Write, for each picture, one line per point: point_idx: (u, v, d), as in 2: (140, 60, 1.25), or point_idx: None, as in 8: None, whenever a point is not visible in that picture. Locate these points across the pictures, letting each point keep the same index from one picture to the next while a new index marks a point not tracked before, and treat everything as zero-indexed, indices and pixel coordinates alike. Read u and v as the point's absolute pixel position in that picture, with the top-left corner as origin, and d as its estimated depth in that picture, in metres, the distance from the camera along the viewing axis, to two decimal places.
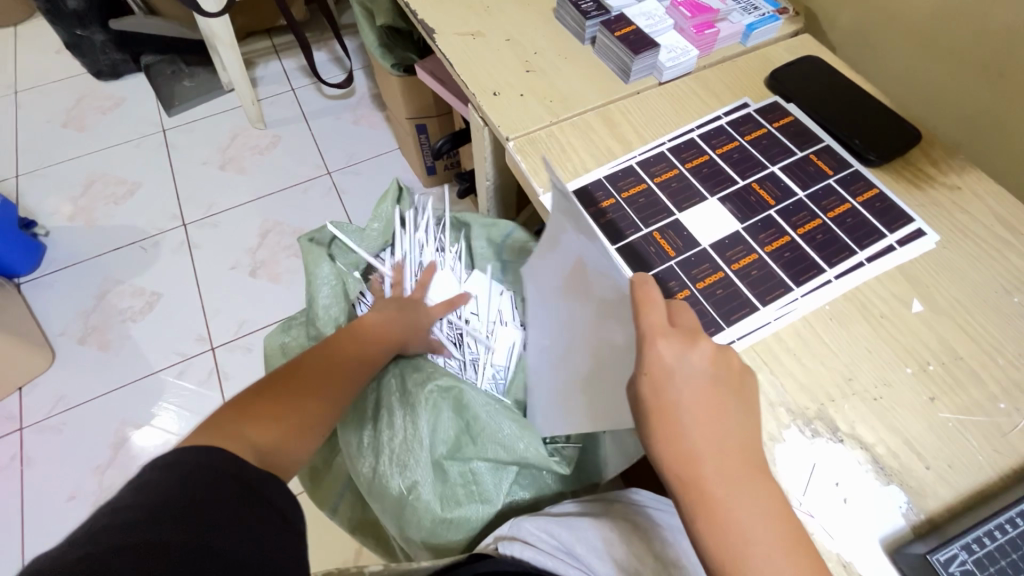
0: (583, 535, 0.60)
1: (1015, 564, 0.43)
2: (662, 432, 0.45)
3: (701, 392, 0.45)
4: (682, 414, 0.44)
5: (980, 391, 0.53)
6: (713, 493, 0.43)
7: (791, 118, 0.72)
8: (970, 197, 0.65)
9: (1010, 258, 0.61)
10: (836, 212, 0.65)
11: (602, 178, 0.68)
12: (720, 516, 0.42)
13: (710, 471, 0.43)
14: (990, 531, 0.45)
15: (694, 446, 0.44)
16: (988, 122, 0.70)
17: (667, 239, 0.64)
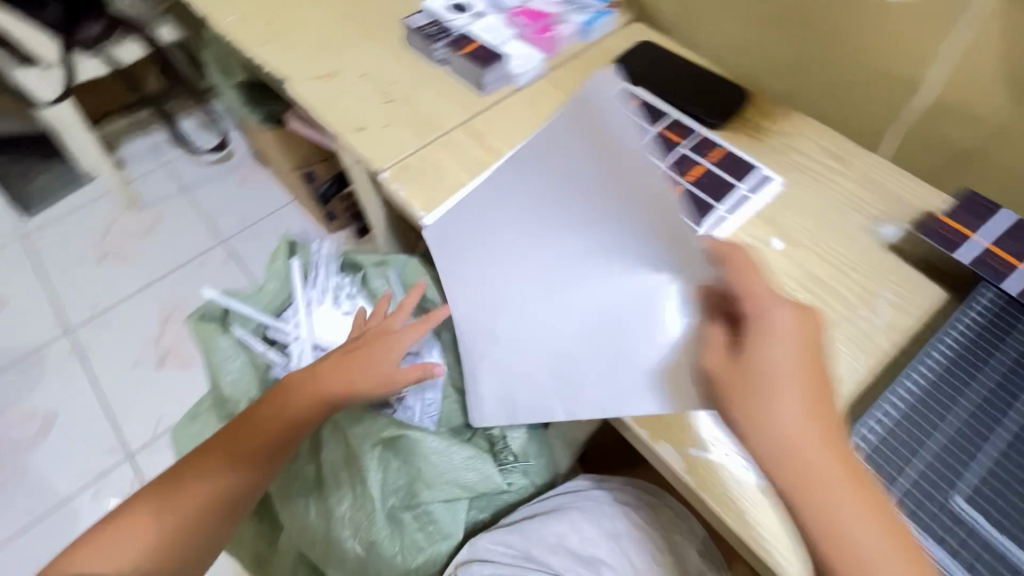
0: (537, 535, 0.61)
1: (900, 453, 0.49)
2: (751, 411, 0.42)
3: (802, 383, 0.42)
4: (786, 383, 0.42)
5: (841, 304, 0.60)
6: (825, 500, 0.39)
7: (637, 100, 0.77)
8: (799, 138, 0.73)
9: (841, 183, 0.69)
10: (693, 173, 0.70)
11: None
12: (818, 514, 0.39)
13: (817, 466, 0.40)
14: (869, 425, 0.51)
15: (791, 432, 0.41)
16: (800, 69, 0.79)
17: None
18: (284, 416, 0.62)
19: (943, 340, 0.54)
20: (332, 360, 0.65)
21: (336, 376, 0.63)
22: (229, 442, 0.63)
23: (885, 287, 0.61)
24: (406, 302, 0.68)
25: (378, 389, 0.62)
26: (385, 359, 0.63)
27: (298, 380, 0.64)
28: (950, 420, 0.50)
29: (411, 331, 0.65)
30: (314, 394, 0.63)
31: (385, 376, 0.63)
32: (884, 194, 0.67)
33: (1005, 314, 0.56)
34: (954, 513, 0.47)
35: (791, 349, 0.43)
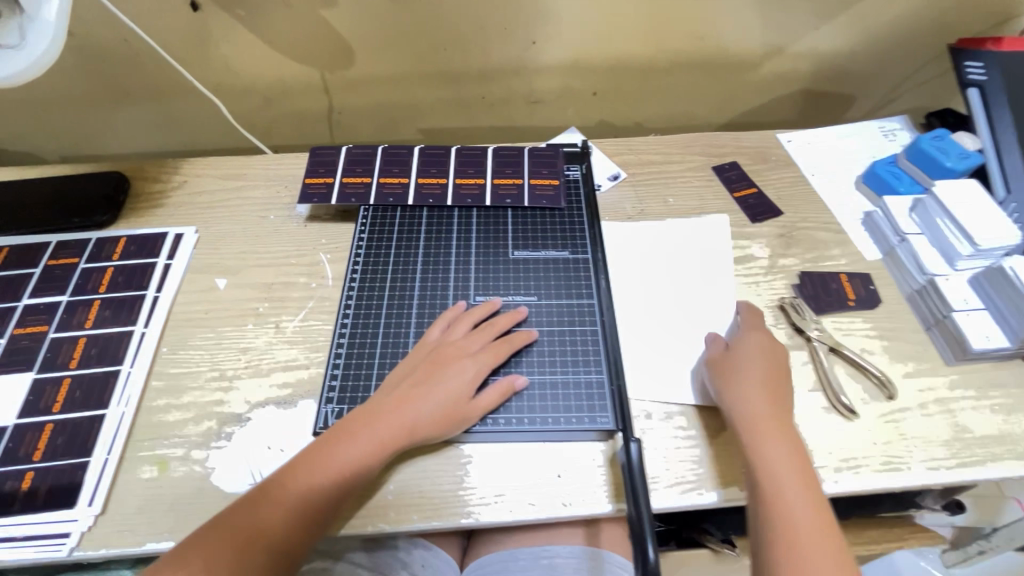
0: None
1: (360, 353, 0.58)
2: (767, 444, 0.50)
3: (760, 366, 0.54)
4: (768, 439, 0.50)
5: (296, 290, 0.66)
6: (770, 465, 0.49)
7: (6, 249, 0.68)
8: (195, 180, 0.77)
9: (247, 196, 0.75)
10: (105, 282, 0.65)
11: None
12: (770, 464, 0.49)
13: (768, 426, 0.51)
14: (337, 349, 0.58)
15: (750, 403, 0.52)
16: (170, 124, 0.87)
17: None
18: (325, 485, 0.47)
19: (353, 272, 0.63)
20: (424, 369, 0.53)
21: (419, 397, 0.51)
22: (266, 501, 0.46)
23: (320, 252, 0.69)
24: (502, 317, 0.58)
25: (450, 426, 0.51)
26: (464, 380, 0.53)
27: (348, 434, 0.50)
28: (382, 320, 0.60)
29: (497, 353, 0.55)
30: (384, 445, 0.49)
31: (459, 409, 0.51)
32: (282, 183, 0.76)
33: (377, 219, 0.67)
34: None
35: (760, 360, 0.55)
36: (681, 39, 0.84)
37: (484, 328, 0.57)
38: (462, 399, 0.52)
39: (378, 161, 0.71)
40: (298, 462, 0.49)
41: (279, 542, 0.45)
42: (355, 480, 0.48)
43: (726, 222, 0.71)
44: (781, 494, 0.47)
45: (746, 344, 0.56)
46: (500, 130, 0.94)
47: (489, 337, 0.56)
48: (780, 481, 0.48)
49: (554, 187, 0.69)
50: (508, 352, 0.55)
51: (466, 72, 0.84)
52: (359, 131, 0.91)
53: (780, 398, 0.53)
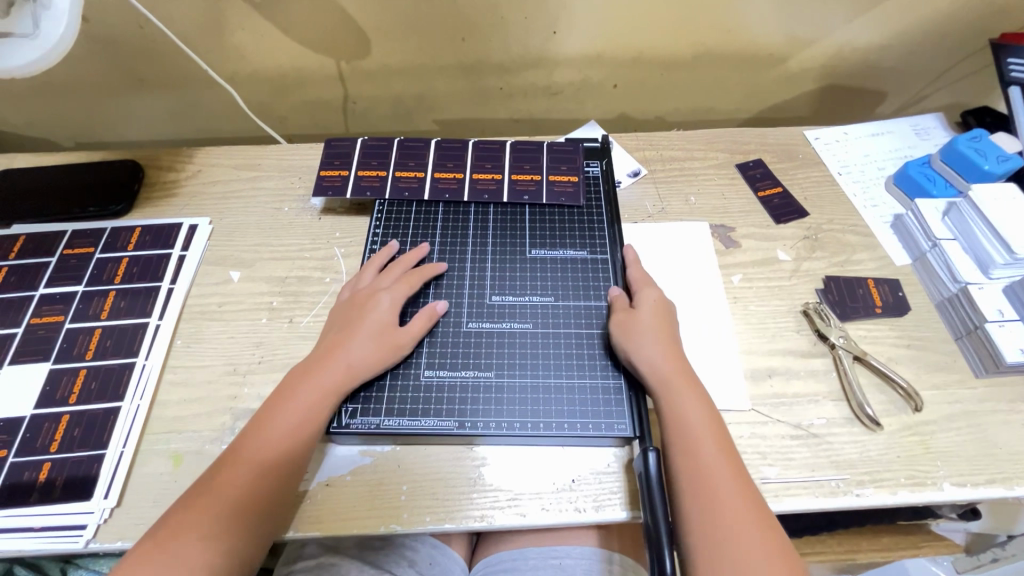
0: None
1: None
2: (681, 399, 0.49)
3: (659, 322, 0.53)
4: (679, 393, 0.49)
5: (311, 285, 0.65)
6: (686, 427, 0.47)
7: (23, 237, 0.67)
8: (209, 170, 0.76)
9: (262, 187, 0.74)
10: (119, 273, 0.64)
11: None
12: (683, 419, 0.48)
13: (678, 380, 0.50)
14: None
15: (658, 360, 0.51)
16: (185, 110, 0.86)
17: None
18: (279, 439, 0.48)
19: None
20: (342, 321, 0.55)
21: (345, 340, 0.53)
22: (226, 469, 0.46)
23: (335, 246, 0.68)
24: (408, 259, 0.60)
25: (387, 355, 0.53)
26: (384, 311, 0.55)
27: (282, 388, 0.51)
28: None
29: (410, 285, 0.57)
30: (320, 386, 0.50)
31: (390, 337, 0.53)
32: (296, 174, 0.75)
33: (393, 214, 0.66)
34: (426, 383, 0.54)
35: (661, 317, 0.54)
36: (709, 31, 0.81)
37: (397, 269, 0.59)
38: (388, 327, 0.54)
39: (394, 154, 0.69)
40: (247, 430, 0.49)
41: (249, 498, 0.45)
42: (306, 422, 0.49)
43: (705, 227, 0.70)
44: (696, 451, 0.46)
45: (642, 301, 0.55)
46: (517, 121, 0.92)
47: (398, 275, 0.58)
48: (691, 435, 0.47)
49: (574, 184, 0.67)
50: (420, 283, 0.58)
51: (485, 62, 0.82)
52: (373, 121, 0.90)
53: (683, 355, 0.52)
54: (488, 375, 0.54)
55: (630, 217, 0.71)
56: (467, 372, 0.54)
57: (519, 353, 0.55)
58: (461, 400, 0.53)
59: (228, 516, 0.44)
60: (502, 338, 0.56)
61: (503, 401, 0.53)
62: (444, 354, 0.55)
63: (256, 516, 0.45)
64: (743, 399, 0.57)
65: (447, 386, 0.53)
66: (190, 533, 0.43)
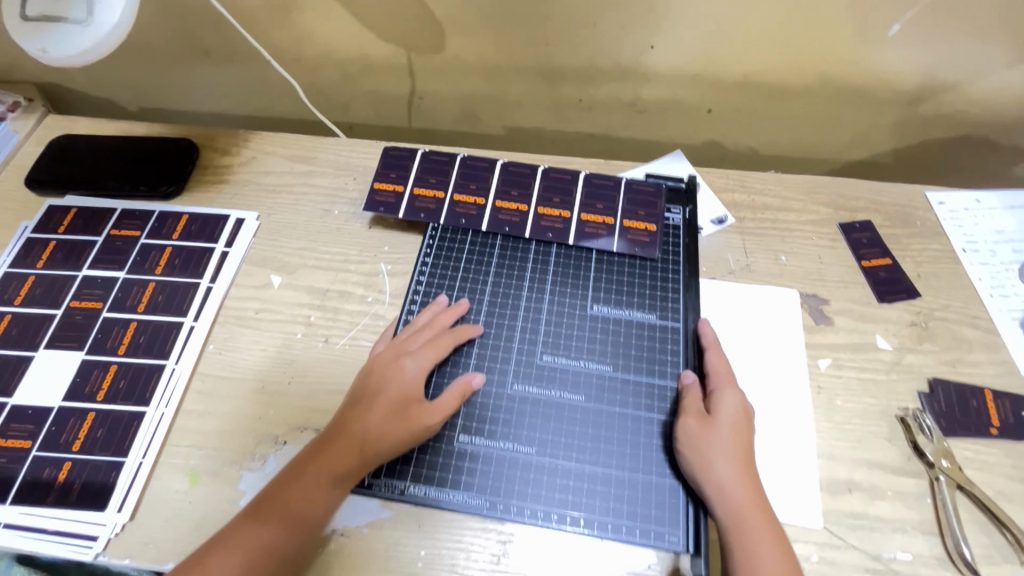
0: None
1: None
2: (755, 538, 0.42)
3: (737, 438, 0.46)
4: (754, 532, 0.42)
5: (351, 302, 0.61)
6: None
7: (74, 211, 0.66)
8: (263, 158, 0.73)
9: (314, 184, 0.70)
10: (161, 263, 0.62)
11: None
12: (754, 563, 0.41)
13: (754, 514, 0.43)
14: None
15: (732, 488, 0.44)
16: (247, 87, 0.82)
17: (15, 436, 0.52)
18: (286, 518, 0.44)
19: (412, 299, 0.57)
20: (361, 384, 0.50)
21: (363, 412, 0.48)
22: (223, 549, 0.43)
23: (381, 262, 0.64)
24: (441, 318, 0.54)
25: (408, 436, 0.47)
26: (413, 385, 0.49)
27: (305, 455, 0.48)
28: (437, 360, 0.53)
29: (438, 349, 0.51)
30: (333, 465, 0.46)
31: (414, 416, 0.48)
32: (352, 174, 0.71)
33: (447, 240, 0.60)
34: (460, 450, 0.49)
35: (741, 431, 0.46)
36: (831, 62, 0.70)
37: (434, 331, 0.53)
38: (413, 402, 0.49)
39: (456, 172, 0.63)
40: (253, 503, 0.46)
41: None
42: (314, 502, 0.45)
43: (796, 297, 0.61)
44: None
45: (720, 405, 0.48)
46: (592, 136, 0.84)
47: (428, 336, 0.52)
48: None
49: (651, 233, 0.59)
50: (452, 347, 0.52)
51: (568, 70, 0.74)
52: (438, 118, 0.84)
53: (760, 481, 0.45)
54: (529, 452, 0.48)
55: (710, 271, 0.63)
56: (506, 444, 0.49)
57: (566, 430, 0.49)
58: (496, 477, 0.48)
59: None
60: (549, 410, 0.50)
61: (542, 485, 0.47)
62: (483, 420, 0.50)
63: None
64: (814, 516, 0.49)
65: (483, 457, 0.48)
66: None
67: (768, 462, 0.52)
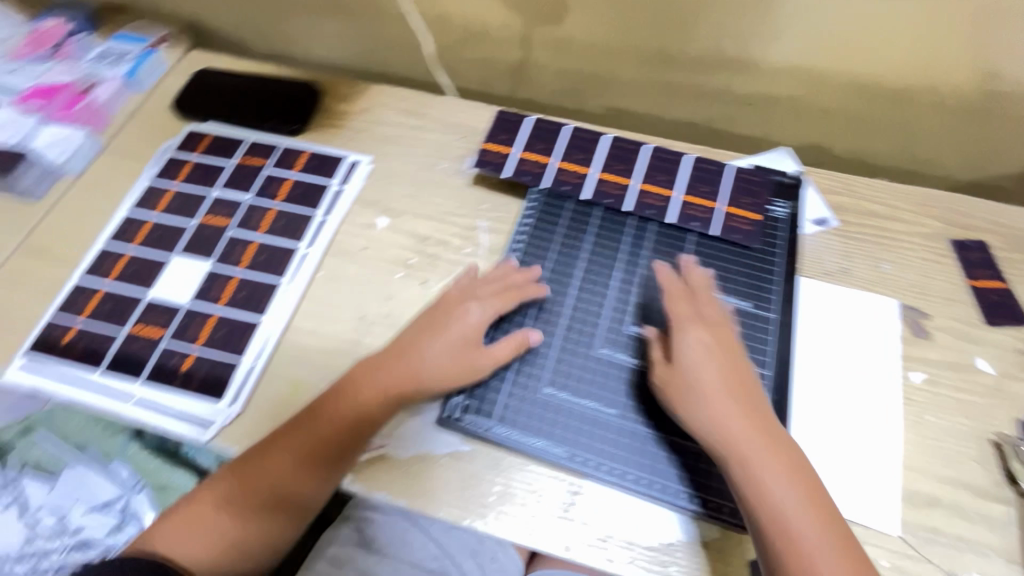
0: None
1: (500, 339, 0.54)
2: (750, 468, 0.44)
3: (708, 367, 0.48)
4: (752, 462, 0.44)
5: (450, 251, 0.64)
6: (768, 499, 0.43)
7: (210, 137, 0.73)
8: (378, 108, 0.77)
9: (423, 137, 0.74)
10: (282, 192, 0.67)
11: (55, 316, 0.60)
12: (760, 488, 0.43)
13: (740, 438, 0.45)
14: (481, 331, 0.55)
15: (712, 416, 0.46)
16: (367, 42, 0.86)
17: (150, 326, 0.59)
18: (314, 434, 0.49)
19: (510, 256, 0.59)
20: (426, 320, 0.54)
21: (422, 343, 0.52)
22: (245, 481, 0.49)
23: (480, 218, 0.66)
24: (511, 275, 0.56)
25: (462, 376, 0.51)
26: (473, 328, 0.52)
27: (348, 381, 0.52)
28: (529, 316, 0.55)
29: (504, 302, 0.53)
30: (381, 385, 0.51)
31: (471, 358, 0.51)
32: (459, 133, 0.74)
33: (549, 204, 0.62)
34: (545, 400, 0.51)
35: (705, 363, 0.48)
36: (965, 71, 0.66)
37: (494, 286, 0.55)
38: (472, 344, 0.52)
39: (563, 140, 0.64)
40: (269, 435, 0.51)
41: (242, 549, 0.49)
42: (339, 421, 0.50)
43: (895, 307, 0.60)
44: (788, 528, 0.42)
45: (687, 343, 0.49)
46: (693, 124, 0.84)
47: (497, 288, 0.55)
48: (777, 510, 0.43)
49: (753, 223, 0.59)
50: (517, 302, 0.54)
51: (682, 54, 0.74)
52: (542, 90, 0.86)
53: (746, 405, 0.47)
54: (612, 413, 0.50)
55: (809, 268, 0.62)
56: (591, 403, 0.51)
57: (648, 398, 0.50)
58: (579, 430, 0.50)
59: (255, 522, 0.49)
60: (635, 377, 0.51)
61: (620, 446, 0.49)
62: (570, 376, 0.52)
63: (277, 528, 0.50)
64: (892, 522, 0.49)
65: (568, 411, 0.50)
66: (222, 535, 0.49)
67: (853, 463, 0.51)
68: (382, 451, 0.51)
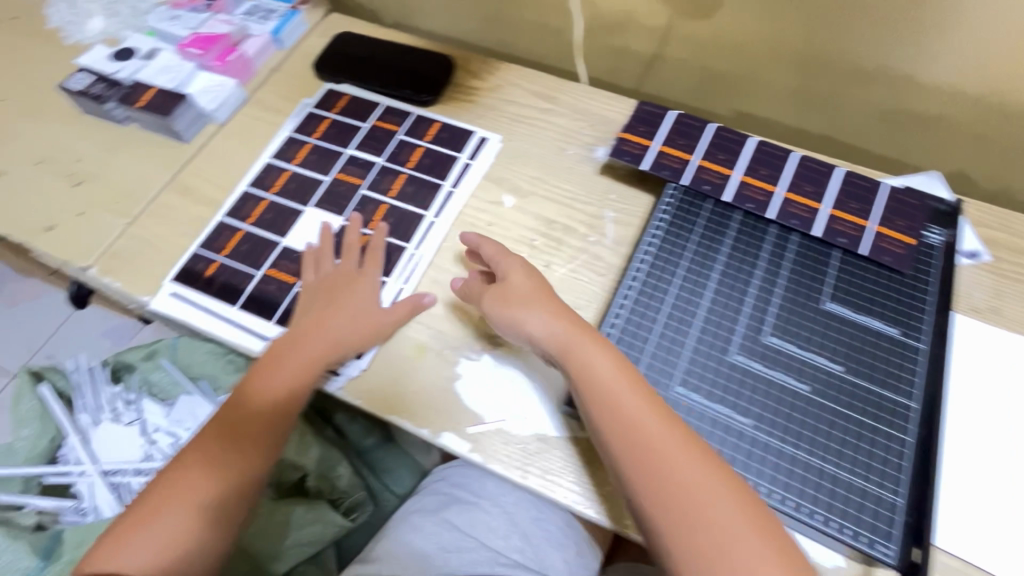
0: (391, 537, 0.67)
1: (630, 330, 0.53)
2: (637, 461, 0.45)
3: (569, 337, 0.51)
4: (640, 453, 0.45)
5: (575, 238, 0.64)
6: (661, 478, 0.44)
7: (347, 98, 0.75)
8: (508, 87, 0.77)
9: (553, 121, 0.73)
10: (413, 159, 0.69)
11: (198, 250, 0.64)
12: (650, 471, 0.45)
13: (638, 429, 0.46)
14: (612, 320, 0.54)
15: (595, 380, 0.48)
16: (498, 22, 0.86)
17: (284, 271, 0.62)
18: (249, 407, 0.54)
19: (644, 250, 0.58)
20: (323, 294, 0.58)
21: (330, 313, 0.57)
22: (186, 471, 0.52)
23: (607, 208, 0.66)
24: (373, 241, 0.62)
25: (369, 335, 0.57)
26: (364, 295, 0.58)
27: (264, 360, 0.56)
28: (663, 312, 0.54)
29: (375, 259, 0.61)
30: (293, 352, 0.55)
31: (376, 320, 0.57)
32: (589, 120, 0.73)
33: (686, 203, 0.60)
34: (675, 399, 0.50)
35: (565, 337, 0.51)
36: None
37: (359, 255, 0.62)
38: (370, 307, 0.58)
39: (705, 139, 0.63)
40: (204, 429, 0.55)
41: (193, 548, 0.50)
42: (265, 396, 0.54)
43: None
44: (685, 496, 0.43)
45: (539, 327, 0.52)
46: (826, 136, 0.80)
47: (363, 255, 0.62)
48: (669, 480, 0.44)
49: (908, 247, 0.56)
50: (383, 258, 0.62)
51: (834, 62, 0.70)
52: (670, 86, 0.84)
53: (611, 380, 0.48)
54: (745, 422, 0.49)
55: (959, 303, 0.58)
56: (724, 409, 0.49)
57: (781, 411, 0.49)
58: (711, 434, 0.48)
59: (202, 507, 0.51)
60: (770, 388, 0.50)
61: (754, 457, 0.47)
62: (703, 378, 0.51)
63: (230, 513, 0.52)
64: None
65: (700, 414, 0.49)
66: (172, 537, 0.49)
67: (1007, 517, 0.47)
68: (498, 426, 0.53)
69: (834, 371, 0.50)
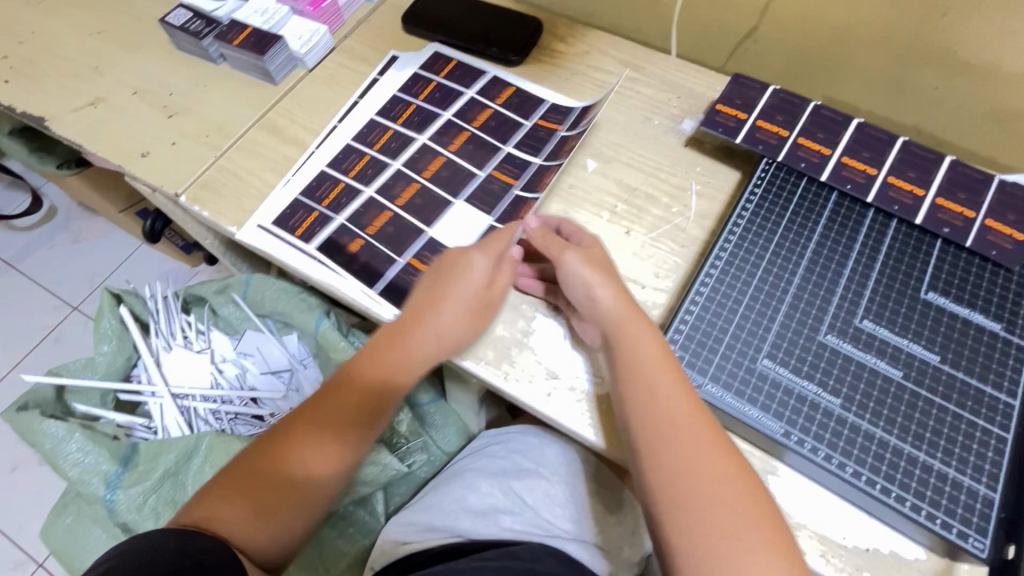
0: (448, 491, 0.69)
1: (717, 300, 0.52)
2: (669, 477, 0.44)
3: (633, 321, 0.49)
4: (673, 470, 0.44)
5: (658, 207, 0.63)
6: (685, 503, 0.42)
7: (454, 63, 0.75)
8: (595, 54, 0.76)
9: (639, 91, 0.72)
10: (564, 150, 0.67)
11: (297, 197, 0.65)
12: (674, 492, 0.43)
13: (684, 446, 0.44)
14: (698, 290, 0.53)
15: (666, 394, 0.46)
16: None
17: (426, 263, 0.61)
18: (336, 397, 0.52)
19: (733, 224, 0.57)
20: (433, 281, 0.54)
21: (435, 303, 0.52)
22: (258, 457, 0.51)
23: (692, 180, 0.64)
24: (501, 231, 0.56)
25: (474, 321, 0.54)
26: (475, 282, 0.53)
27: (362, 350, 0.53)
28: (750, 287, 0.53)
29: (497, 244, 0.55)
30: (388, 349, 0.52)
31: (482, 307, 0.54)
32: (676, 92, 0.72)
33: (778, 179, 0.59)
34: (760, 372, 0.49)
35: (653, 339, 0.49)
36: None
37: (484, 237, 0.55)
38: (479, 296, 0.53)
39: (805, 117, 0.61)
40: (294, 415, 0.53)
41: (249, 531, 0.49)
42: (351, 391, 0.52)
43: None
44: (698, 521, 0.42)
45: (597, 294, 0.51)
46: (920, 131, 0.77)
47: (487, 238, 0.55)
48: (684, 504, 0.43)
49: (1018, 243, 0.53)
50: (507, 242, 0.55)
51: (943, 51, 0.67)
52: (759, 67, 0.81)
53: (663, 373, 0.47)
54: (833, 402, 0.47)
55: None
56: (811, 386, 0.48)
57: (871, 395, 0.47)
58: (796, 409, 0.47)
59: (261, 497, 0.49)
60: (860, 371, 0.48)
61: (841, 437, 0.46)
62: (790, 352, 0.49)
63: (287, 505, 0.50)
64: None
65: (786, 389, 0.48)
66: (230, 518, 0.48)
67: None
68: (572, 385, 0.53)
69: (928, 359, 0.49)
